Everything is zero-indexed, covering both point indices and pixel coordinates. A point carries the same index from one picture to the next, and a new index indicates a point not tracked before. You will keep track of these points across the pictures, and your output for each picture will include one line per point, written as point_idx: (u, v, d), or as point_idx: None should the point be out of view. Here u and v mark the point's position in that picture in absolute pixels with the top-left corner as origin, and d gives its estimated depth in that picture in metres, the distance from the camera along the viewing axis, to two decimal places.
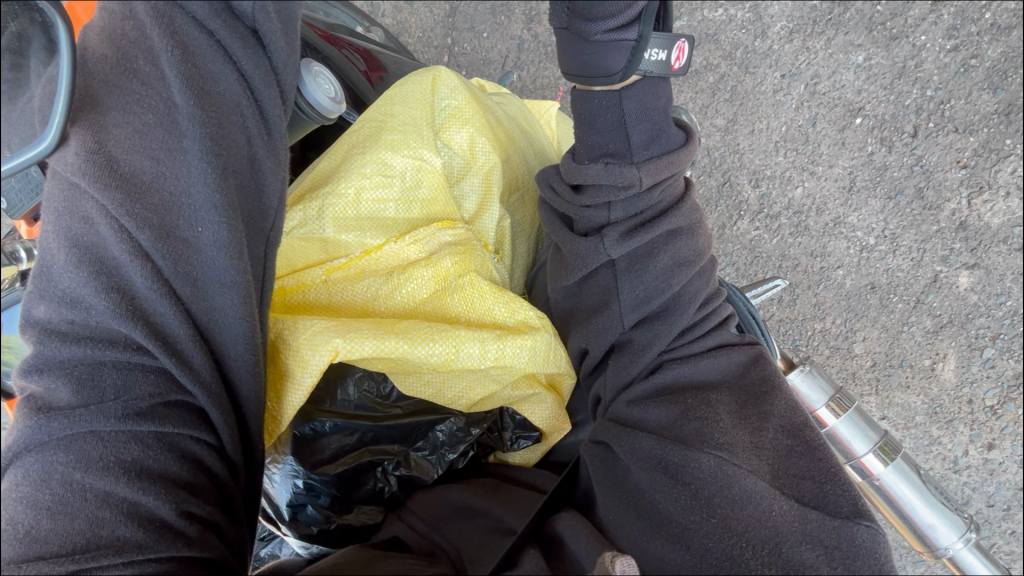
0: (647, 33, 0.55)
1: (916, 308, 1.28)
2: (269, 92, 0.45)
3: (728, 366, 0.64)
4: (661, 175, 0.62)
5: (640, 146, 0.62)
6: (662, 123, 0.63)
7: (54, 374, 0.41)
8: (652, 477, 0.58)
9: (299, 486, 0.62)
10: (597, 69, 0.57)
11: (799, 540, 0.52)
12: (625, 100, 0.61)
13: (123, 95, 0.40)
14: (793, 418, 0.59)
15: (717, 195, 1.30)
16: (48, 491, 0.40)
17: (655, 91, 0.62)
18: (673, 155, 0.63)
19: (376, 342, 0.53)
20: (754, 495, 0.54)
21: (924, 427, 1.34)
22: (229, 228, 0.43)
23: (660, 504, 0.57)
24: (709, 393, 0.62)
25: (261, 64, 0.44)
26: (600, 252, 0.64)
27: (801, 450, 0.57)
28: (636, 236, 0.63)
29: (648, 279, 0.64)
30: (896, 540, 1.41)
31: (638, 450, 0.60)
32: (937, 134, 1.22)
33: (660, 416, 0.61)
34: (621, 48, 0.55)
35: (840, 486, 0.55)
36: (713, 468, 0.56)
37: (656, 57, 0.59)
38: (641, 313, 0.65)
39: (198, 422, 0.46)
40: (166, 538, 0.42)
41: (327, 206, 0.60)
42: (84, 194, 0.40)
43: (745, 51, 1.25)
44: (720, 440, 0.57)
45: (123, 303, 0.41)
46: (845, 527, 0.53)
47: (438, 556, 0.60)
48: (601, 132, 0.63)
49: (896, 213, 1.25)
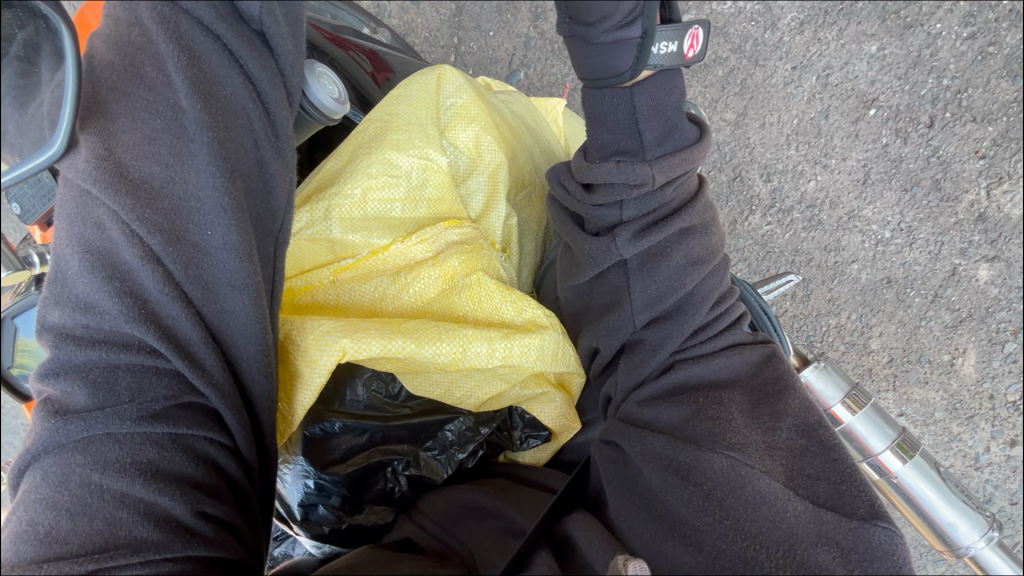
0: (652, 28, 0.55)
1: (934, 303, 1.25)
2: (276, 96, 0.45)
3: (740, 365, 0.63)
4: (674, 172, 0.61)
5: (652, 143, 0.61)
6: (674, 119, 0.62)
7: (69, 377, 0.41)
8: (663, 478, 0.58)
9: (311, 486, 0.62)
10: (605, 70, 0.57)
11: (814, 542, 0.51)
12: (636, 97, 0.60)
13: (132, 102, 0.40)
14: (807, 418, 0.59)
15: (728, 190, 1.28)
16: (67, 492, 0.40)
17: (668, 86, 0.61)
18: (685, 152, 0.62)
19: (384, 342, 0.53)
20: (768, 496, 0.53)
21: (944, 424, 1.31)
22: (238, 230, 0.43)
23: (672, 505, 0.57)
24: (721, 392, 0.61)
25: (269, 67, 0.44)
26: (612, 252, 0.63)
27: (816, 450, 0.57)
28: (649, 236, 0.63)
29: (661, 277, 0.63)
30: (915, 539, 1.39)
31: (649, 450, 0.59)
32: (953, 124, 1.19)
33: (671, 415, 0.60)
34: (628, 46, 0.55)
35: (857, 487, 0.54)
36: (725, 468, 0.55)
37: (667, 51, 0.57)
38: (653, 312, 0.64)
39: (212, 424, 0.46)
40: (182, 538, 0.42)
41: (334, 207, 0.60)
42: (96, 200, 0.41)
43: (755, 43, 1.24)
44: (732, 440, 0.57)
45: (135, 307, 0.42)
46: (861, 529, 0.52)
47: (449, 557, 0.60)
48: (611, 130, 0.62)
49: (912, 206, 1.22)
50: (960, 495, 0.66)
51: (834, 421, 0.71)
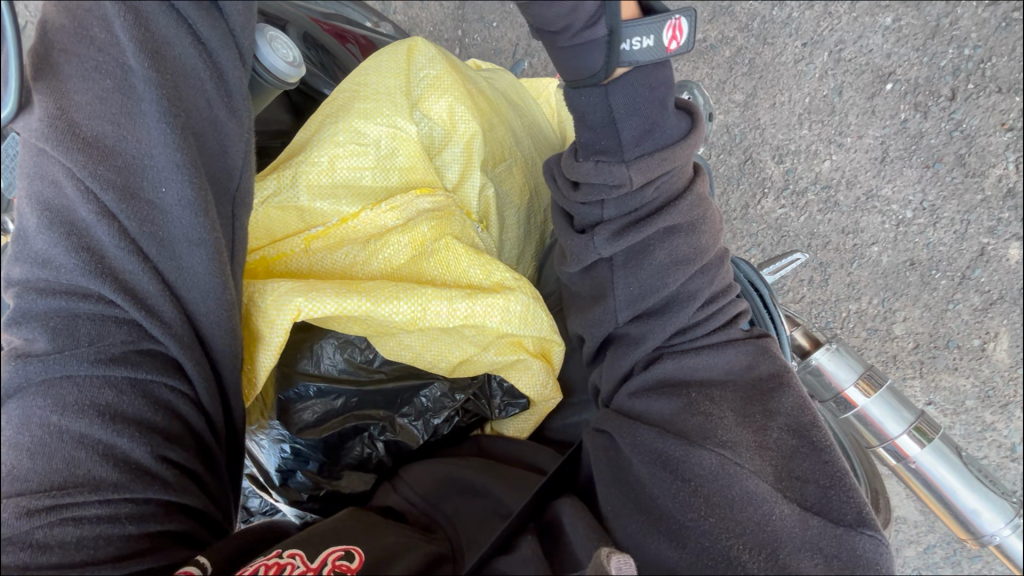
0: (616, 25, 0.49)
1: (962, 285, 1.17)
2: (227, 55, 0.46)
3: (745, 369, 0.60)
4: (654, 173, 0.57)
5: (631, 142, 0.57)
6: (657, 116, 0.57)
7: (31, 325, 0.43)
8: (652, 472, 0.55)
9: (287, 451, 0.63)
10: (578, 70, 0.53)
11: (798, 547, 0.49)
12: (611, 97, 0.55)
13: (82, 63, 0.42)
14: (799, 418, 0.56)
15: (739, 174, 1.21)
16: (28, 433, 0.42)
17: (651, 81, 0.55)
18: (667, 151, 0.57)
19: (338, 301, 0.54)
20: (755, 497, 0.51)
21: (977, 413, 1.23)
22: (193, 185, 0.45)
23: (659, 499, 0.54)
24: (714, 388, 0.59)
25: (218, 26, 0.45)
26: (591, 251, 0.61)
27: (806, 451, 0.54)
28: (627, 236, 0.59)
29: (644, 275, 0.61)
30: (950, 535, 1.30)
31: (640, 443, 0.57)
32: (977, 96, 1.11)
33: (662, 409, 0.58)
34: (595, 46, 0.51)
35: (845, 492, 0.52)
36: (714, 465, 0.53)
37: (642, 46, 0.52)
38: (637, 310, 0.62)
39: (172, 371, 0.47)
40: (141, 480, 0.45)
41: (301, 174, 0.61)
42: (51, 159, 0.43)
43: (762, 21, 1.17)
44: (722, 437, 0.54)
45: (92, 262, 0.44)
46: (847, 536, 0.49)
47: (435, 532, 0.59)
48: (591, 129, 0.58)
49: (934, 183, 1.14)
50: (977, 477, 0.68)
51: (849, 405, 0.71)
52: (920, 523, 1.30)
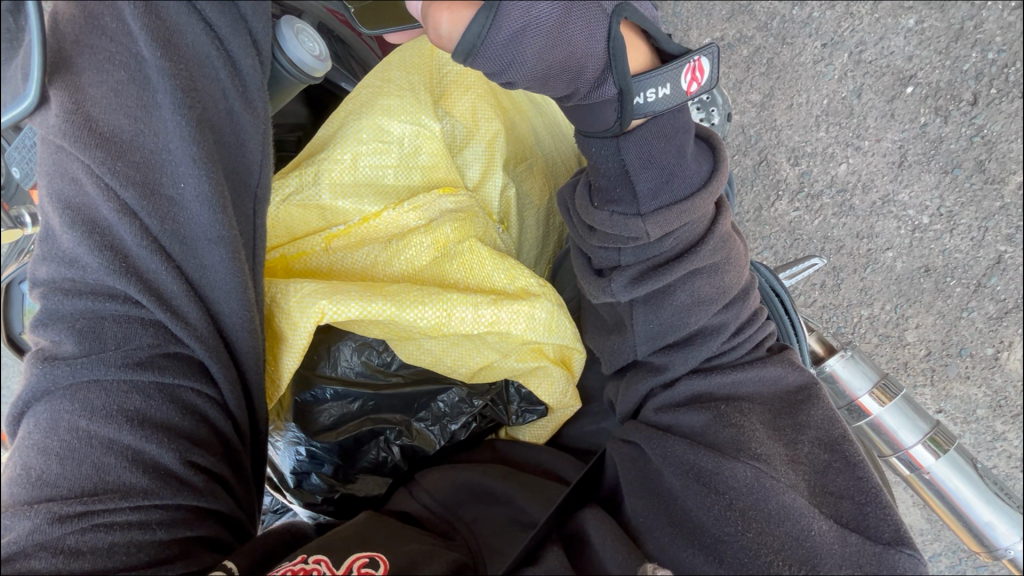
0: (626, 84, 0.48)
1: (977, 293, 1.13)
2: (238, 43, 0.44)
3: (774, 380, 0.58)
4: (671, 227, 0.55)
5: (647, 194, 0.54)
6: (674, 164, 0.54)
7: (58, 327, 0.43)
8: (685, 484, 0.54)
9: (302, 453, 0.62)
10: (592, 124, 0.53)
11: (838, 564, 0.47)
12: (624, 151, 0.53)
13: (94, 54, 0.40)
14: (830, 430, 0.55)
15: (753, 175, 1.17)
16: (57, 438, 0.42)
17: (671, 125, 0.53)
18: (685, 203, 0.54)
19: (363, 305, 0.54)
20: (792, 511, 0.49)
21: (987, 422, 1.19)
22: (209, 180, 0.43)
23: (693, 511, 0.53)
24: (744, 401, 0.57)
25: (227, 12, 0.43)
26: (608, 294, 0.59)
27: (839, 466, 0.53)
28: (645, 283, 0.57)
29: (666, 313, 0.58)
30: (956, 543, 1.27)
31: (672, 454, 0.55)
32: (999, 101, 1.05)
33: (693, 422, 0.57)
34: (607, 103, 0.50)
35: (882, 509, 0.50)
36: (749, 479, 0.51)
37: (659, 95, 0.50)
38: (657, 344, 0.60)
39: (198, 375, 0.47)
40: (170, 485, 0.45)
41: (323, 171, 0.60)
42: (70, 156, 0.42)
43: (783, 20, 1.11)
44: (757, 450, 0.53)
45: (116, 260, 0.43)
46: (885, 554, 0.48)
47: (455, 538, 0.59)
48: (605, 176, 0.56)
49: (953, 189, 1.09)
50: (994, 489, 0.66)
51: (862, 412, 0.69)
52: (926, 531, 1.27)
